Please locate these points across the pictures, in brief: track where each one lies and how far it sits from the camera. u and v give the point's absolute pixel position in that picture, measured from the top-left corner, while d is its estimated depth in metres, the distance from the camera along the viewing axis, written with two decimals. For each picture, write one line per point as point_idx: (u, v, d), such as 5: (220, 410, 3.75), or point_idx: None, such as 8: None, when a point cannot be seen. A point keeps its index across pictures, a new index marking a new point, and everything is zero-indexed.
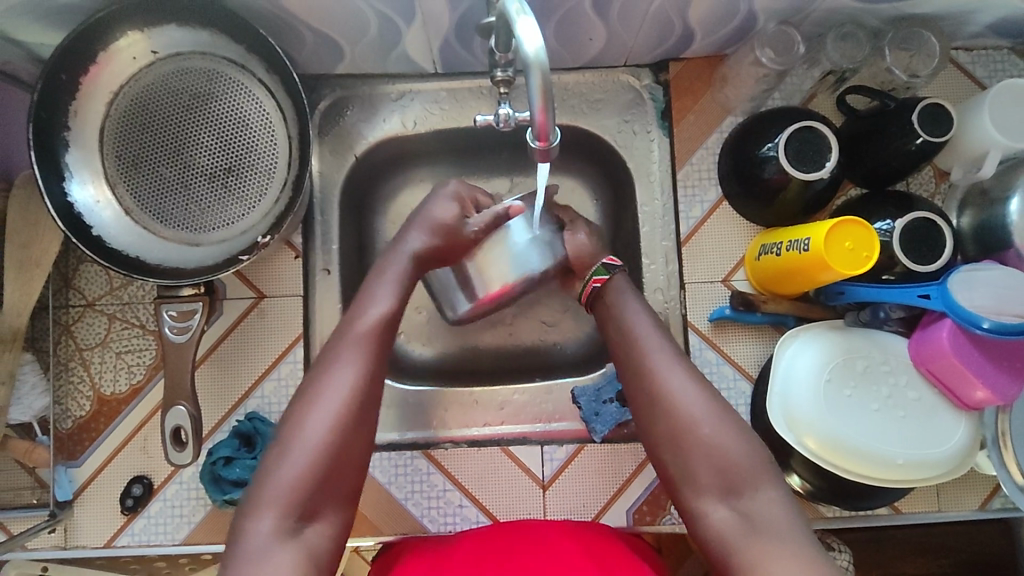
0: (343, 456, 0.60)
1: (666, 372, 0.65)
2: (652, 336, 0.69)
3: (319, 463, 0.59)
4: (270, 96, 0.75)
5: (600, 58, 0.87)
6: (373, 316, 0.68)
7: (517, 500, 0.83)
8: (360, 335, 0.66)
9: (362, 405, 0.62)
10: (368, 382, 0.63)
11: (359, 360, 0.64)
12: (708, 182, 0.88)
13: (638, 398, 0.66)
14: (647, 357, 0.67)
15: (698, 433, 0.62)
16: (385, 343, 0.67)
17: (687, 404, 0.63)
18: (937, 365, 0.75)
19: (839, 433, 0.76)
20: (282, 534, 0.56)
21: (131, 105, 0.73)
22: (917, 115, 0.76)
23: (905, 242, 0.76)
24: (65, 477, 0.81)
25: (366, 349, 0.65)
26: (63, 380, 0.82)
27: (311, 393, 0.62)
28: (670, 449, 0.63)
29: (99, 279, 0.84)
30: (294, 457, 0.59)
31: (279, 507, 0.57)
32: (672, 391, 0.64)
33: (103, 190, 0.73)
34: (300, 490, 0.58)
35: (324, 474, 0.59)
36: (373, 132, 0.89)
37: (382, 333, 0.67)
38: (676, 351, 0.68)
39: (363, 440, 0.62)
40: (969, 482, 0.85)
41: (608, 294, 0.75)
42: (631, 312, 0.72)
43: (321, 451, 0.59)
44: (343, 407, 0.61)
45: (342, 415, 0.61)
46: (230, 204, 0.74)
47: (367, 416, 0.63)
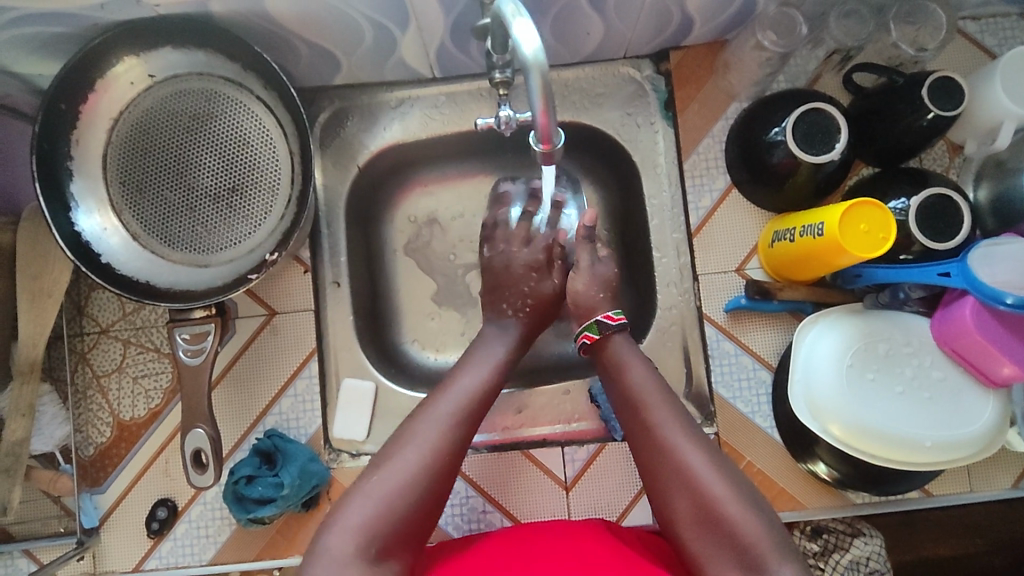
0: (427, 498, 0.59)
1: (682, 445, 0.62)
2: (664, 415, 0.65)
3: (403, 494, 0.58)
4: (269, 112, 0.75)
5: (598, 52, 0.86)
6: (471, 379, 0.69)
7: (541, 502, 0.83)
8: (458, 397, 0.66)
9: (452, 456, 0.62)
10: (457, 436, 0.63)
11: (456, 413, 0.64)
12: (715, 170, 0.86)
13: (650, 469, 0.63)
14: (657, 429, 0.64)
15: (721, 514, 0.57)
16: (480, 413, 0.67)
17: (706, 480, 0.59)
18: (962, 343, 0.74)
19: (866, 417, 0.74)
20: (359, 559, 0.54)
21: (132, 130, 0.73)
22: (926, 90, 0.75)
23: (922, 221, 0.75)
24: (91, 503, 0.81)
25: (463, 411, 0.65)
26: (82, 408, 0.83)
27: (404, 433, 0.62)
28: (691, 526, 0.59)
29: (112, 305, 0.84)
30: (379, 483, 0.58)
31: (356, 534, 0.55)
32: (688, 465, 0.61)
33: (109, 217, 0.73)
34: (376, 525, 0.56)
35: (402, 511, 0.57)
36: (375, 141, 0.88)
37: (480, 401, 0.67)
38: (689, 423, 0.65)
39: (443, 491, 0.61)
40: (1000, 461, 0.83)
41: (610, 354, 0.72)
42: (635, 376, 0.69)
43: (407, 482, 0.58)
44: (432, 454, 0.60)
45: (434, 452, 0.60)
46: (236, 223, 0.74)
47: (451, 468, 0.61)
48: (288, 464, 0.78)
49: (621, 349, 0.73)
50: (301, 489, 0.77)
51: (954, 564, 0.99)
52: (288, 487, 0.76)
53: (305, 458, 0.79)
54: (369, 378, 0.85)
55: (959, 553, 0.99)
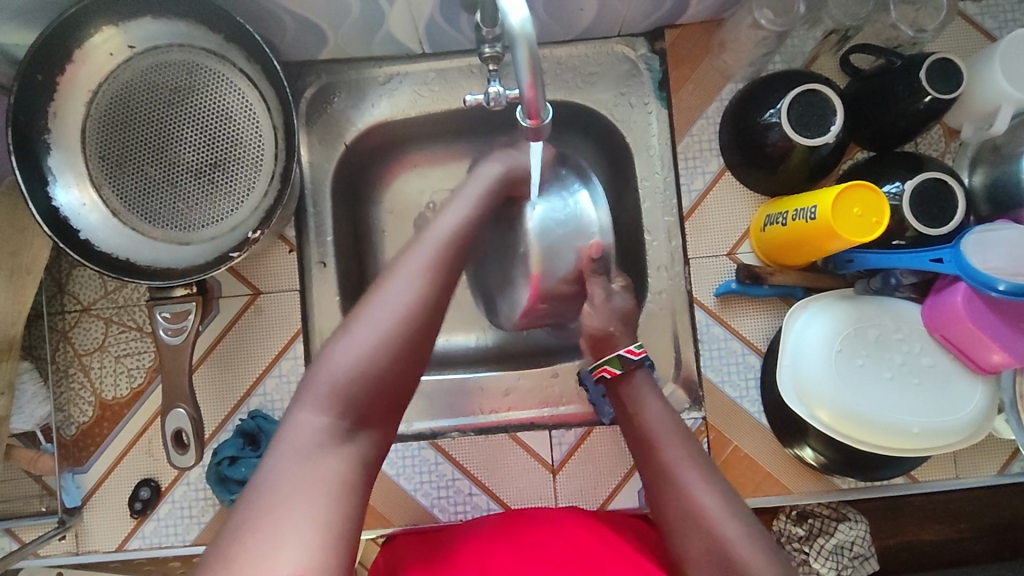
0: (401, 367, 0.56)
1: (699, 488, 0.61)
2: (679, 455, 0.64)
3: (379, 353, 0.55)
4: (252, 85, 0.73)
5: (591, 30, 0.85)
6: (448, 226, 0.65)
7: (527, 486, 0.83)
8: (434, 246, 0.62)
9: (429, 320, 0.58)
10: (433, 294, 0.59)
11: (431, 267, 0.60)
12: (709, 152, 0.85)
13: (664, 509, 0.62)
14: (673, 467, 0.64)
15: (734, 556, 0.56)
16: (457, 265, 0.63)
17: (718, 520, 0.58)
18: (952, 330, 0.73)
19: (853, 403, 0.74)
20: (331, 440, 0.53)
21: (111, 102, 0.71)
22: (925, 72, 0.73)
23: (915, 205, 0.74)
24: (73, 483, 0.80)
25: (440, 257, 0.61)
26: (64, 387, 0.82)
27: (376, 291, 0.58)
28: (703, 573, 0.58)
29: (93, 284, 0.83)
30: (357, 336, 0.55)
31: (334, 402, 0.54)
32: (702, 506, 0.60)
33: (88, 192, 0.71)
34: (352, 383, 0.54)
35: (381, 374, 0.55)
36: (363, 118, 0.86)
37: (459, 250, 0.63)
38: (709, 465, 0.64)
39: (420, 355, 0.58)
40: (986, 448, 0.83)
41: (625, 395, 0.73)
42: (651, 412, 0.69)
43: (381, 343, 0.55)
44: (407, 310, 0.57)
45: (414, 311, 0.57)
46: (218, 200, 0.72)
47: (428, 331, 0.58)
48: None
49: (631, 389, 0.73)
50: None
51: (938, 549, 1.00)
52: None
53: None
54: None
55: (944, 539, 1.00)
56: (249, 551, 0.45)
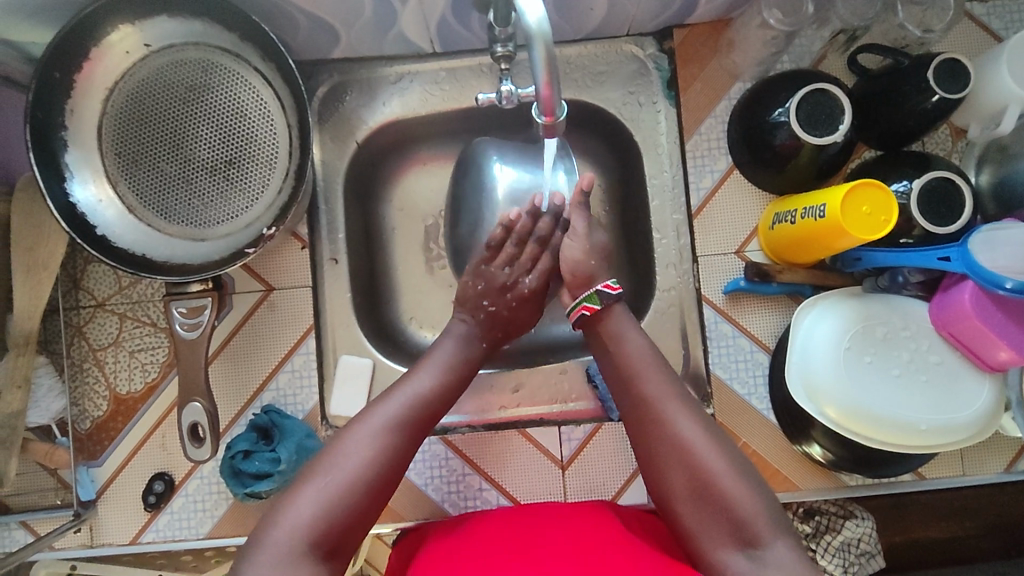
0: (362, 510, 0.58)
1: (682, 422, 0.63)
2: (660, 389, 0.65)
3: (345, 498, 0.57)
4: (266, 84, 0.74)
5: (600, 30, 0.85)
6: (425, 382, 0.68)
7: (537, 481, 0.83)
8: (406, 400, 0.65)
9: (393, 467, 0.61)
10: (401, 450, 0.62)
11: (400, 423, 0.63)
12: (717, 151, 0.86)
13: (646, 441, 0.64)
14: (656, 402, 0.65)
15: (717, 487, 0.59)
16: (425, 422, 0.66)
17: (704, 454, 0.61)
18: (959, 328, 0.74)
19: (861, 400, 0.74)
20: (297, 564, 0.53)
21: (127, 100, 0.72)
22: (933, 71, 0.74)
23: (923, 204, 0.74)
24: (88, 476, 0.81)
25: (414, 414, 0.65)
26: (79, 381, 0.83)
27: (341, 438, 0.61)
28: (684, 500, 0.61)
29: (107, 279, 0.84)
30: (324, 482, 0.58)
31: (301, 538, 0.55)
32: (685, 439, 0.62)
33: (105, 189, 0.72)
34: (319, 525, 0.56)
35: (347, 519, 0.57)
36: (374, 117, 0.87)
37: (431, 411, 0.66)
38: (690, 400, 0.65)
39: (378, 505, 0.60)
40: (993, 445, 0.84)
41: (602, 330, 0.71)
42: (630, 345, 0.69)
43: (346, 486, 0.58)
44: (374, 458, 0.60)
45: (381, 458, 0.60)
46: (233, 197, 0.73)
47: (390, 483, 0.61)
48: (284, 439, 0.78)
49: (607, 323, 0.71)
50: (298, 465, 0.77)
51: (945, 546, 1.00)
52: (285, 462, 0.76)
53: (302, 434, 0.79)
54: (367, 355, 0.85)
55: (950, 536, 1.00)
56: None
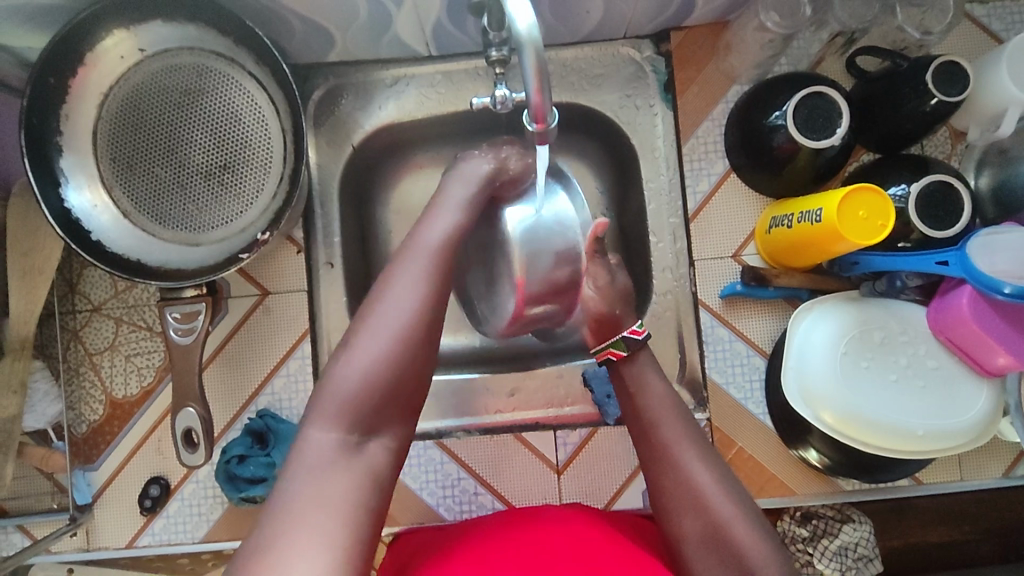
0: (407, 375, 0.57)
1: (697, 470, 0.62)
2: (678, 435, 0.64)
3: (386, 364, 0.56)
4: (261, 88, 0.73)
5: (597, 32, 0.85)
6: (445, 228, 0.63)
7: (532, 486, 0.83)
8: (427, 250, 0.61)
9: (429, 326, 0.58)
10: (432, 290, 0.59)
11: (429, 274, 0.60)
12: (714, 155, 0.85)
13: (659, 487, 0.63)
14: (672, 447, 0.63)
15: (729, 536, 0.58)
16: (452, 255, 0.62)
17: (716, 503, 0.60)
18: (957, 332, 0.73)
19: (858, 406, 0.74)
20: (344, 450, 0.54)
21: (122, 105, 0.72)
22: (931, 74, 0.73)
23: (921, 208, 0.74)
24: (84, 480, 0.81)
25: (436, 259, 0.61)
26: (75, 385, 0.83)
27: (376, 298, 0.59)
28: (695, 547, 0.60)
29: (103, 283, 0.84)
30: (366, 348, 0.56)
31: (342, 416, 0.55)
32: (700, 488, 0.61)
33: (100, 194, 0.72)
34: (361, 397, 0.55)
35: (393, 378, 0.56)
36: (370, 120, 0.87)
37: (451, 243, 0.63)
38: (706, 446, 0.64)
39: (427, 347, 0.58)
40: (991, 450, 0.83)
41: (625, 373, 0.69)
42: (652, 391, 0.67)
43: (383, 361, 0.56)
44: (407, 318, 0.57)
45: (415, 318, 0.58)
46: (227, 201, 0.73)
47: (432, 330, 0.59)
48: (279, 444, 0.78)
49: (630, 368, 0.69)
50: None
51: (943, 551, 1.00)
52: (280, 467, 0.76)
53: (297, 439, 0.78)
54: None
55: (949, 541, 1.00)
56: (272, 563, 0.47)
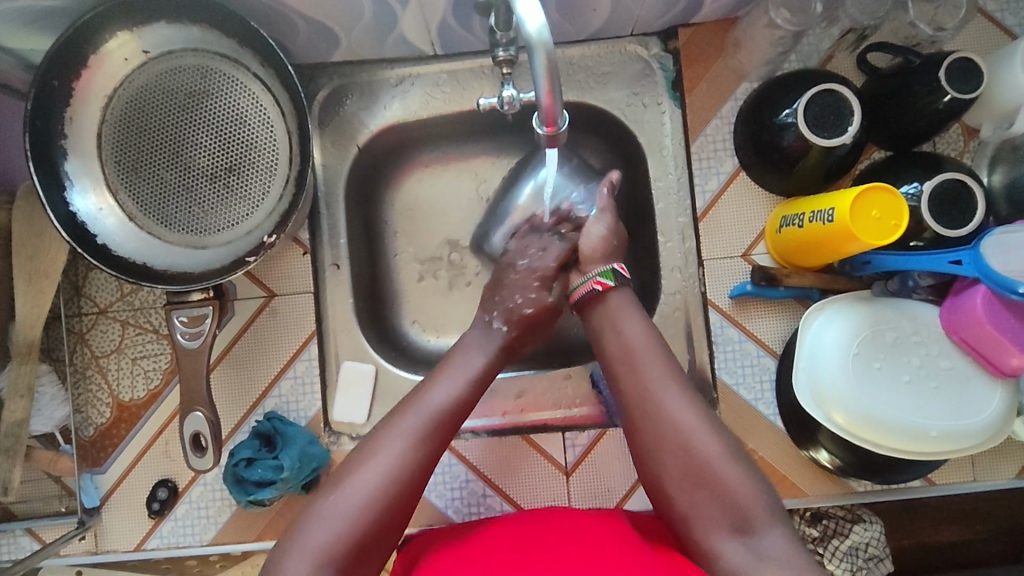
0: (380, 532, 0.58)
1: (678, 408, 0.62)
2: (658, 373, 0.64)
3: (364, 519, 0.57)
4: (266, 90, 0.73)
5: (603, 30, 0.84)
6: (447, 393, 0.66)
7: (541, 487, 0.83)
8: (431, 411, 0.63)
9: (411, 489, 0.60)
10: (423, 456, 0.61)
11: (422, 437, 0.62)
12: (723, 153, 0.84)
13: (638, 428, 0.63)
14: (653, 386, 0.64)
15: (712, 473, 0.58)
16: (450, 427, 0.64)
17: (699, 441, 0.60)
18: (971, 333, 0.72)
19: (870, 407, 0.73)
20: None
21: (126, 107, 0.71)
22: (944, 71, 0.72)
23: (935, 207, 0.73)
24: (92, 483, 0.81)
25: (434, 426, 0.63)
26: (82, 388, 0.83)
27: (365, 452, 0.61)
28: (678, 485, 0.59)
29: (109, 286, 0.84)
30: (350, 496, 0.58)
31: (315, 560, 0.55)
32: (682, 425, 0.61)
33: (105, 198, 0.71)
34: (335, 550, 0.56)
35: (371, 533, 0.57)
36: (375, 120, 0.86)
37: (457, 412, 0.65)
38: (688, 387, 0.64)
39: (406, 510, 0.60)
40: (1004, 450, 0.82)
41: (610, 306, 0.70)
42: (632, 331, 0.68)
43: (364, 510, 0.57)
44: (394, 474, 0.59)
45: (401, 479, 0.59)
46: (233, 204, 0.73)
47: (411, 496, 0.60)
48: (287, 446, 0.77)
49: (611, 304, 0.70)
50: (301, 472, 0.77)
51: (954, 550, 0.99)
52: (287, 470, 0.76)
53: (304, 441, 0.78)
54: (369, 361, 0.84)
55: (960, 540, 0.99)
56: None
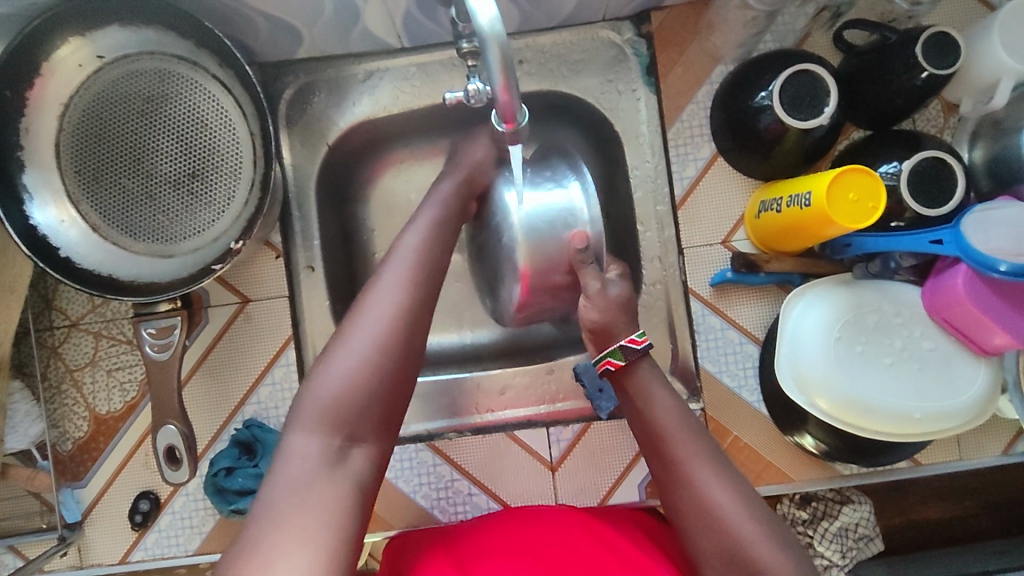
0: (388, 389, 0.55)
1: (709, 484, 0.59)
2: (689, 449, 0.61)
3: (374, 368, 0.55)
4: (226, 91, 0.71)
5: (575, 16, 0.82)
6: (419, 244, 0.64)
7: (527, 484, 0.82)
8: (410, 265, 0.61)
9: (412, 330, 0.58)
10: (417, 303, 0.59)
11: (410, 281, 0.60)
12: (700, 138, 0.83)
13: (677, 509, 0.60)
14: (685, 463, 0.61)
15: (748, 556, 0.55)
16: (435, 273, 0.62)
17: (733, 521, 0.57)
18: (953, 312, 0.71)
19: (853, 391, 0.73)
20: (328, 459, 0.52)
21: (83, 115, 0.69)
22: (921, 47, 0.71)
23: (914, 186, 0.72)
24: (72, 498, 0.80)
25: (415, 272, 0.61)
26: (58, 403, 0.81)
27: (361, 305, 0.58)
28: (718, 570, 0.56)
29: (80, 298, 0.82)
30: (350, 349, 0.55)
31: (326, 422, 0.53)
32: (713, 504, 0.58)
33: (66, 209, 0.69)
34: (344, 404, 0.54)
35: (376, 388, 0.55)
36: (344, 118, 0.84)
37: (431, 262, 0.62)
38: (721, 460, 0.61)
39: (411, 362, 0.57)
40: (990, 428, 0.82)
41: (632, 386, 0.68)
42: (660, 405, 0.65)
43: (369, 360, 0.55)
44: (388, 319, 0.57)
45: (399, 326, 0.57)
46: (199, 210, 0.71)
47: (417, 341, 0.58)
48: (268, 454, 0.76)
49: (640, 379, 0.68)
50: None
51: (944, 527, 0.99)
52: None
53: None
54: None
55: (950, 516, 0.99)
56: (260, 554, 0.46)
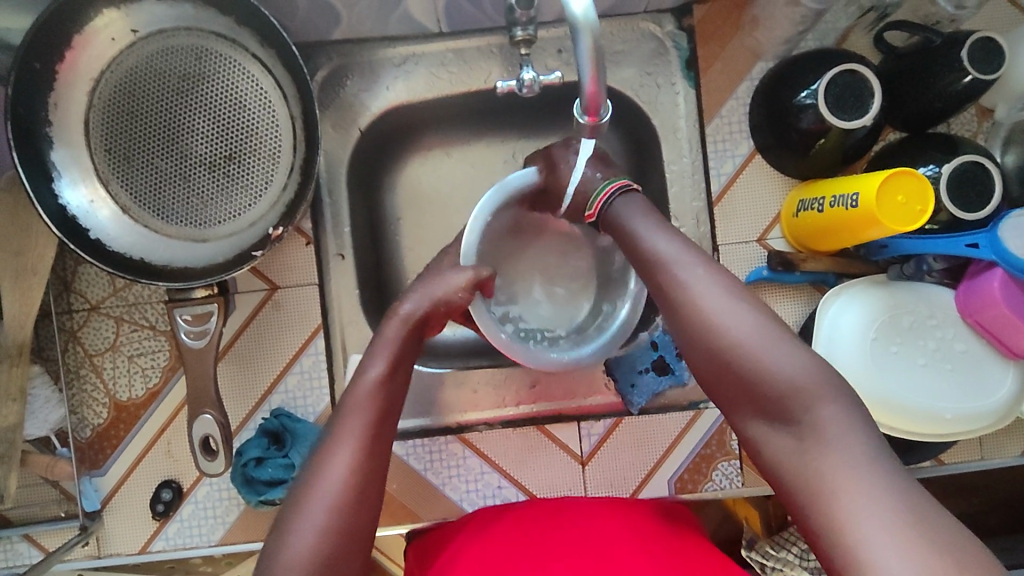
0: (346, 551, 0.51)
1: (699, 290, 0.56)
2: (674, 252, 0.59)
3: (330, 536, 0.51)
4: (266, 72, 0.69)
5: (618, 5, 0.80)
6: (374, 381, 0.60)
7: (557, 477, 0.82)
8: (365, 400, 0.58)
9: (368, 487, 0.54)
10: (371, 458, 0.55)
11: (369, 430, 0.56)
12: (738, 135, 0.83)
13: (671, 328, 0.57)
14: (670, 268, 0.58)
15: (736, 358, 0.52)
16: (388, 418, 0.59)
17: (723, 323, 0.54)
18: (986, 315, 0.72)
19: (888, 391, 0.74)
20: None
21: (115, 92, 0.67)
22: (967, 50, 0.71)
23: (953, 189, 0.72)
24: (91, 486, 0.78)
25: (372, 421, 0.57)
26: (77, 389, 0.79)
27: (315, 463, 0.54)
28: (709, 378, 0.55)
29: (100, 281, 0.79)
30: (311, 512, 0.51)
31: None
32: (704, 310, 0.55)
33: (96, 189, 0.67)
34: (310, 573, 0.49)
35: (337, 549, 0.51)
36: (377, 102, 0.82)
37: (388, 399, 0.59)
38: (715, 270, 0.57)
39: (370, 514, 0.53)
40: (1010, 429, 0.84)
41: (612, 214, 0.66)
42: (640, 234, 0.62)
43: (333, 520, 0.51)
44: (350, 480, 0.53)
45: (358, 486, 0.53)
46: (235, 194, 0.69)
47: (372, 506, 0.54)
48: (297, 444, 0.75)
49: (623, 206, 0.65)
50: None
51: None
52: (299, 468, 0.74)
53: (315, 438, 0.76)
54: None
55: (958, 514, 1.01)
56: None
